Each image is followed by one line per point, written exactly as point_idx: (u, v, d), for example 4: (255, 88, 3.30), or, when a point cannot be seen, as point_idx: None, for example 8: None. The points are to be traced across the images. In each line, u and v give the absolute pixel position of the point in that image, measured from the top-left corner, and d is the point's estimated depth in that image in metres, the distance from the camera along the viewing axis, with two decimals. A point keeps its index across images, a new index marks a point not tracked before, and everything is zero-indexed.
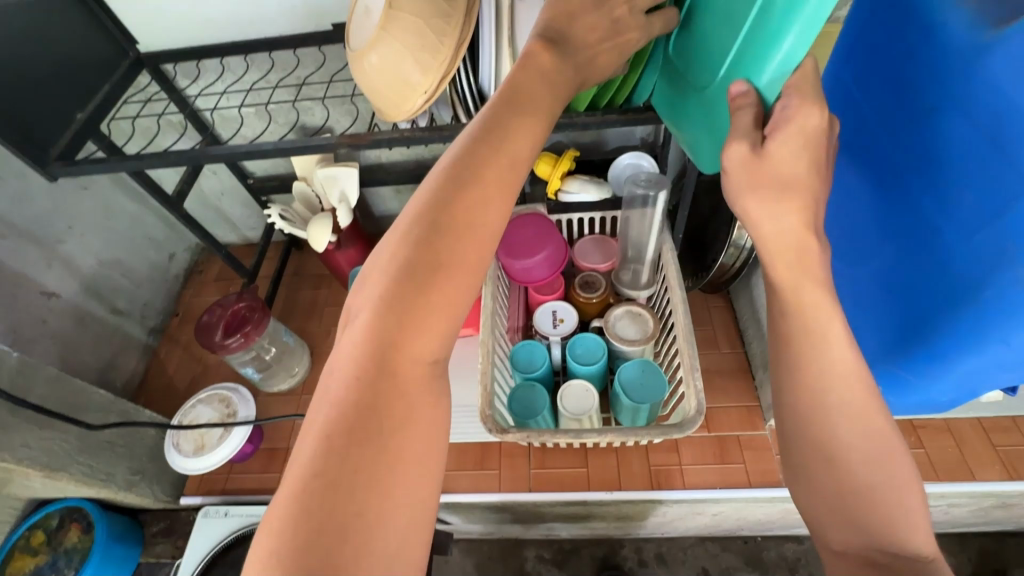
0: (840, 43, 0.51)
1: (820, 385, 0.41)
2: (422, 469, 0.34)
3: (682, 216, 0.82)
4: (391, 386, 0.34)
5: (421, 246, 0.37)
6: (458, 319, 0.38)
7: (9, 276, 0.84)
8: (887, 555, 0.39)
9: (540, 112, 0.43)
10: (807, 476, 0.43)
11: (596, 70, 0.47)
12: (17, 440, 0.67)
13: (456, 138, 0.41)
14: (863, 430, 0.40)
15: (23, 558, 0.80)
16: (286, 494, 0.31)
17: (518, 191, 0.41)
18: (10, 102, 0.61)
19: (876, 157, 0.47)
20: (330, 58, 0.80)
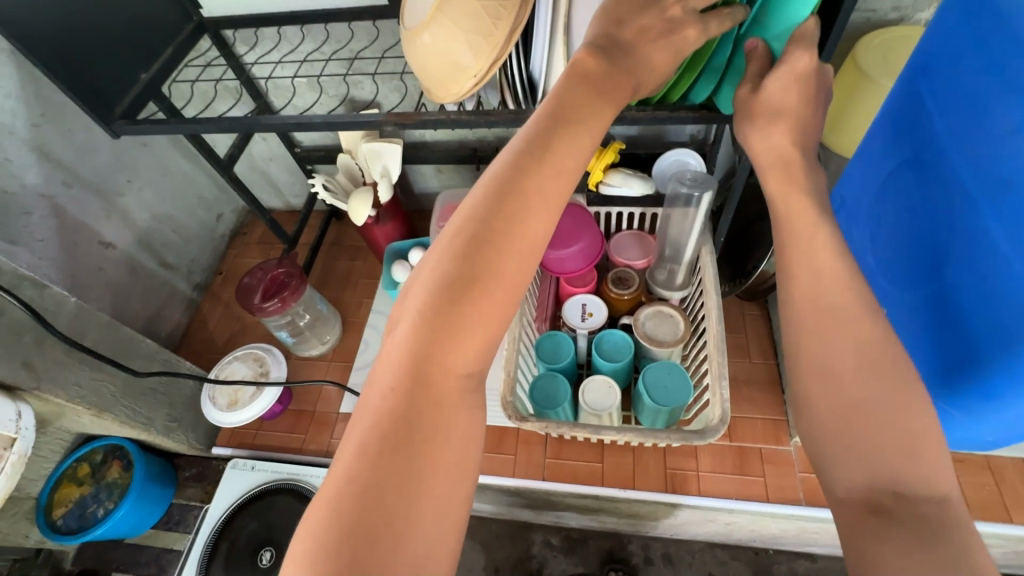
0: (918, 56, 0.47)
1: (818, 295, 0.41)
2: (450, 483, 0.34)
3: (726, 220, 0.79)
4: (427, 397, 0.35)
5: (462, 260, 0.37)
6: (499, 333, 0.38)
7: (72, 224, 0.89)
8: (890, 498, 0.35)
9: (590, 121, 0.42)
10: (806, 400, 0.41)
11: (650, 67, 0.45)
12: (70, 379, 0.72)
13: (503, 148, 0.41)
14: (852, 337, 0.39)
15: (70, 487, 0.87)
16: (324, 497, 0.32)
17: (563, 204, 0.40)
18: (79, 59, 0.64)
19: (941, 187, 0.45)
20: (384, 33, 0.80)
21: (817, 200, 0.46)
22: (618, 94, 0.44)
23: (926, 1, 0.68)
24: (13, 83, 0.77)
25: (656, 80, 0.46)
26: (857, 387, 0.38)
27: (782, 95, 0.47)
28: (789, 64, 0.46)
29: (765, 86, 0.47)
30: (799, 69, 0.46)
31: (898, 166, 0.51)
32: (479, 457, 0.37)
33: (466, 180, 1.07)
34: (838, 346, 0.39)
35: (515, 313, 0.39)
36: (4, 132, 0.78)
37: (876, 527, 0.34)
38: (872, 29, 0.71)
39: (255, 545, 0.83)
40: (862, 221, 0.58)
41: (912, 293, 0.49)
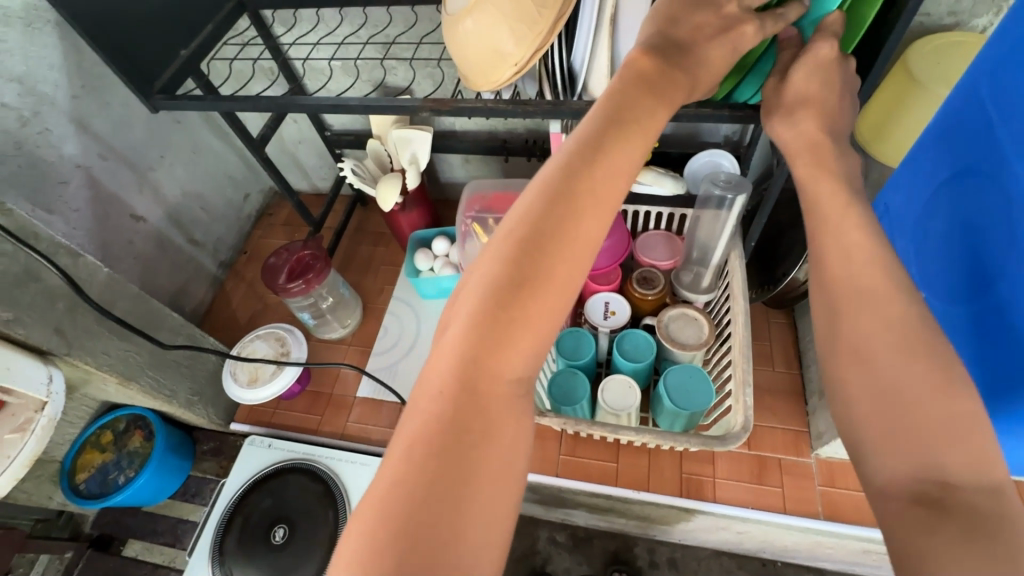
0: (983, 55, 0.45)
1: (853, 298, 0.40)
2: (497, 487, 0.34)
3: (759, 225, 0.77)
4: (476, 400, 0.35)
5: (514, 263, 0.36)
6: (549, 337, 0.38)
7: (106, 196, 0.91)
8: (938, 488, 0.33)
9: (645, 125, 0.41)
10: (842, 387, 0.39)
11: (707, 63, 0.44)
12: (99, 347, 0.73)
13: (555, 153, 0.40)
14: (886, 321, 0.38)
15: (93, 453, 0.89)
16: (375, 498, 0.32)
17: (616, 210, 0.40)
18: (123, 32, 0.65)
19: (995, 201, 0.43)
20: (421, 18, 0.79)
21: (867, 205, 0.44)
22: (674, 94, 0.43)
23: (984, 6, 0.65)
24: (58, 55, 0.79)
25: (711, 77, 0.45)
26: (898, 373, 0.37)
27: (808, 86, 0.46)
28: (814, 54, 0.46)
29: (790, 78, 0.47)
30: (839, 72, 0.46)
31: (952, 176, 0.49)
32: (527, 462, 0.36)
33: (493, 172, 1.07)
34: (872, 329, 0.38)
35: (566, 317, 0.38)
36: (46, 102, 0.79)
37: (923, 518, 0.33)
38: (925, 33, 0.69)
39: (268, 521, 0.84)
40: (907, 232, 0.56)
41: (960, 307, 0.47)
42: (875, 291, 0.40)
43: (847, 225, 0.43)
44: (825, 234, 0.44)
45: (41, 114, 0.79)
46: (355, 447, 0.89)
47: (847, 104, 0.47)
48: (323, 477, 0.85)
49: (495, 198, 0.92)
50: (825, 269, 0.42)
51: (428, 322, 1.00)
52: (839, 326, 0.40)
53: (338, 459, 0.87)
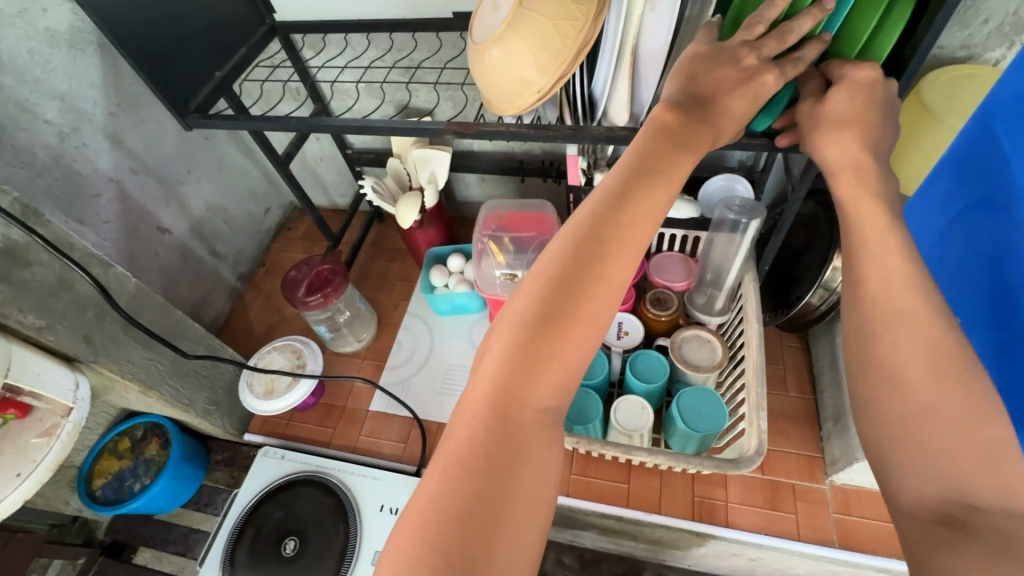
0: (998, 89, 0.46)
1: (874, 326, 0.41)
2: (528, 516, 0.35)
3: (772, 249, 0.78)
4: (508, 433, 0.36)
5: (547, 301, 0.38)
6: (577, 372, 0.39)
7: (135, 208, 0.94)
8: (965, 511, 0.34)
9: (671, 172, 0.44)
10: (873, 404, 0.39)
11: (730, 115, 0.47)
12: (123, 355, 0.75)
13: (586, 198, 0.43)
14: (920, 342, 0.38)
15: (110, 460, 0.90)
16: (414, 521, 0.33)
17: (643, 253, 0.42)
18: (163, 54, 0.68)
19: (1012, 234, 0.44)
20: (445, 45, 0.81)
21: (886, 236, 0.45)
22: (698, 145, 0.45)
23: (997, 40, 0.66)
24: (97, 74, 0.83)
25: (735, 126, 0.47)
26: (929, 394, 0.37)
27: (834, 125, 0.47)
28: (842, 95, 0.46)
29: (832, 97, 0.47)
30: (852, 103, 0.46)
31: (968, 207, 0.50)
32: (556, 491, 0.37)
33: (509, 192, 1.09)
34: (904, 347, 0.39)
35: (593, 354, 0.40)
36: (85, 119, 0.83)
37: (951, 538, 0.33)
38: (939, 66, 0.70)
39: (279, 534, 0.84)
40: (925, 258, 0.57)
41: (977, 336, 0.48)
42: (899, 324, 0.40)
43: (861, 254, 0.44)
44: (844, 259, 0.45)
45: (79, 130, 0.82)
46: (367, 461, 0.90)
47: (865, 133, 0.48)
48: (335, 490, 0.86)
49: (512, 218, 0.94)
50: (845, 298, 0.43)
51: (442, 339, 1.01)
52: (866, 348, 0.41)
53: (351, 473, 0.87)
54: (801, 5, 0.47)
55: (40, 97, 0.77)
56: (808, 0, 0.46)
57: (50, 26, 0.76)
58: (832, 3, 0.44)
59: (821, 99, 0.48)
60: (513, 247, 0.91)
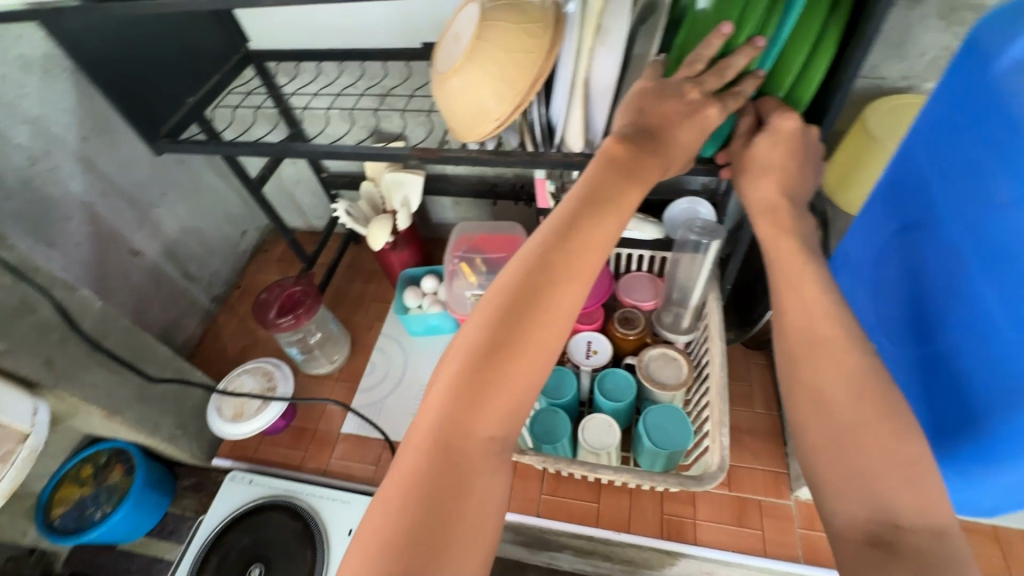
0: (919, 121, 0.49)
1: (807, 348, 0.42)
2: (475, 543, 0.35)
3: (733, 268, 0.81)
4: (457, 458, 0.37)
5: (496, 328, 0.40)
6: (527, 398, 0.40)
7: (106, 231, 0.94)
8: (890, 531, 0.36)
9: (620, 202, 0.46)
10: (800, 428, 0.42)
11: (677, 146, 0.49)
12: (87, 379, 0.74)
13: (537, 229, 0.45)
14: (841, 367, 0.41)
15: (70, 487, 0.88)
16: (365, 548, 0.34)
17: (594, 281, 0.43)
18: (134, 81, 0.69)
19: (934, 257, 0.47)
20: (415, 73, 0.84)
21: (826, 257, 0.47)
22: (647, 175, 0.48)
23: (934, 72, 0.71)
24: (71, 99, 0.84)
25: (683, 155, 0.50)
26: (850, 417, 0.39)
27: (771, 152, 0.50)
28: (778, 123, 0.49)
29: (771, 128, 0.50)
30: (787, 131, 0.49)
31: (899, 230, 0.52)
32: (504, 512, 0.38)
33: (482, 214, 1.11)
34: (827, 372, 0.41)
35: (543, 380, 0.41)
36: (57, 143, 0.83)
37: (880, 560, 0.35)
38: (881, 95, 0.74)
39: (244, 561, 0.82)
40: (863, 279, 0.59)
41: (908, 351, 0.50)
42: (833, 342, 0.41)
43: (798, 273, 0.46)
44: (784, 279, 0.47)
45: (50, 153, 0.83)
46: (337, 484, 0.89)
47: (801, 158, 0.50)
48: (303, 515, 0.85)
49: (483, 239, 0.97)
50: (789, 317, 0.44)
51: (415, 359, 1.02)
52: (803, 370, 0.42)
53: (319, 497, 0.86)
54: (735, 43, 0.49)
55: (11, 121, 0.77)
56: (743, 37, 0.48)
57: (23, 53, 0.77)
58: (763, 42, 0.47)
59: (763, 130, 0.51)
60: (485, 268, 0.93)
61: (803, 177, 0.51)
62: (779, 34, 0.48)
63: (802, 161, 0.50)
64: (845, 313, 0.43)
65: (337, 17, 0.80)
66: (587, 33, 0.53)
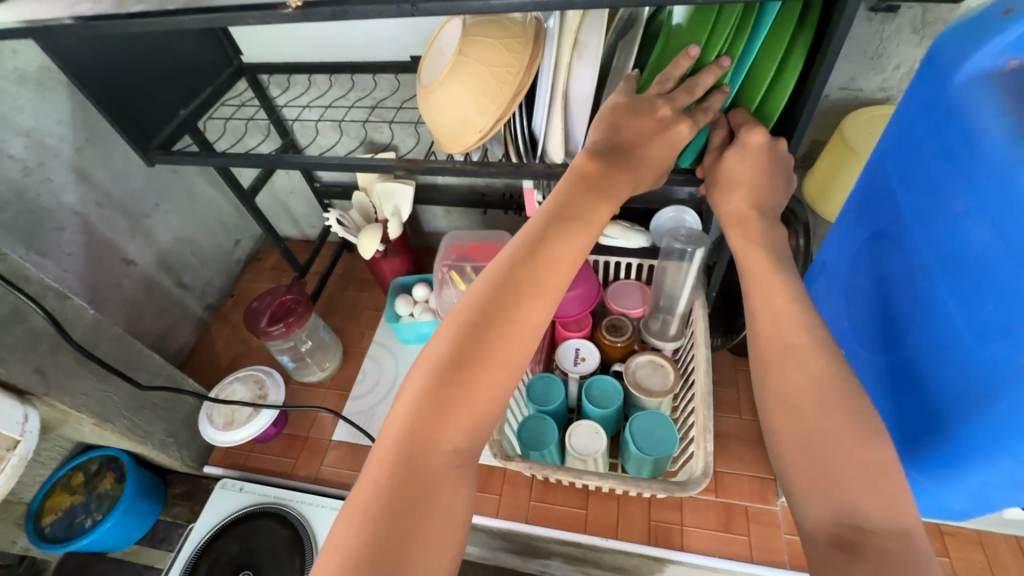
0: (885, 134, 0.51)
1: (779, 357, 0.43)
2: (441, 553, 0.36)
3: (718, 276, 0.82)
4: (423, 469, 0.38)
5: (463, 343, 0.41)
6: (494, 409, 0.41)
7: (100, 241, 0.95)
8: (854, 532, 0.37)
9: (588, 218, 0.47)
10: (771, 431, 0.43)
11: (648, 161, 0.50)
12: (77, 388, 0.75)
13: (507, 245, 0.46)
14: (807, 374, 0.42)
15: (62, 495, 0.88)
16: (332, 558, 0.35)
17: (561, 296, 0.45)
18: (126, 96, 0.70)
19: (898, 267, 0.48)
20: (404, 85, 0.86)
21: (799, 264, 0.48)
22: (616, 191, 0.49)
23: (908, 83, 0.72)
24: (65, 112, 0.85)
25: (654, 171, 0.51)
26: (818, 423, 0.40)
27: (742, 163, 0.51)
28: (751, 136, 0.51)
29: (745, 139, 0.51)
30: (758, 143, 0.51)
31: (868, 239, 0.54)
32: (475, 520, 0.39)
33: (473, 223, 1.13)
34: (796, 379, 0.42)
35: (510, 392, 0.42)
36: (51, 154, 0.85)
37: (841, 561, 0.36)
38: (858, 106, 0.76)
39: (233, 569, 0.83)
40: (836, 286, 0.60)
41: (876, 357, 0.52)
42: (802, 349, 0.42)
43: (770, 282, 0.47)
44: (756, 286, 0.48)
45: (44, 165, 0.84)
46: (328, 491, 0.90)
47: (774, 168, 0.52)
48: (293, 522, 0.85)
49: (473, 248, 0.98)
50: (760, 326, 0.45)
51: (406, 367, 1.03)
52: (779, 380, 0.42)
53: (309, 504, 0.87)
54: (707, 59, 0.51)
55: (6, 134, 0.79)
56: (712, 55, 0.50)
57: (19, 67, 0.79)
58: (728, 62, 0.49)
59: (736, 142, 0.52)
60: (474, 276, 0.94)
61: (776, 187, 0.52)
62: (750, 47, 0.50)
63: (775, 172, 0.52)
64: (816, 321, 0.44)
65: (327, 31, 0.82)
66: (565, 48, 0.54)
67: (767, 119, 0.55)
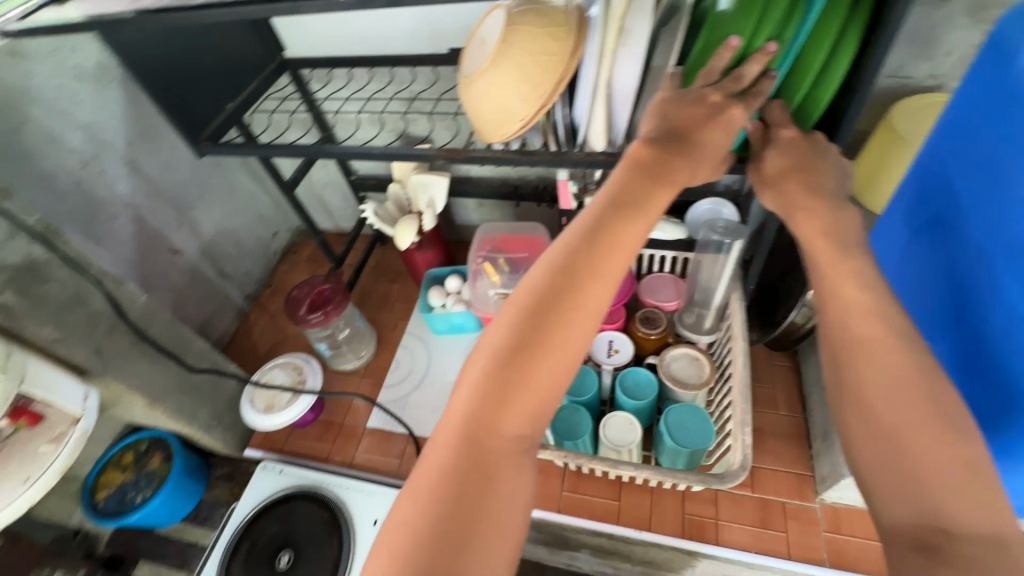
0: (944, 118, 0.49)
1: (851, 354, 0.43)
2: (504, 533, 0.37)
3: (756, 269, 0.81)
4: (486, 451, 0.39)
5: (523, 329, 0.41)
6: (551, 395, 0.42)
7: (149, 231, 0.99)
8: (938, 535, 0.36)
9: (646, 207, 0.47)
10: (848, 433, 0.42)
11: (706, 148, 0.50)
12: (131, 369, 0.78)
13: (563, 232, 0.46)
14: (882, 372, 0.41)
15: (114, 472, 0.93)
16: (403, 533, 0.36)
17: (619, 284, 0.45)
18: (178, 90, 0.73)
19: (965, 247, 0.47)
20: (442, 78, 0.87)
21: (855, 246, 0.47)
22: (674, 178, 0.48)
23: (961, 70, 0.70)
24: (119, 107, 0.89)
25: (712, 158, 0.51)
26: (895, 421, 0.39)
27: None
28: None
29: None
30: None
31: (926, 225, 0.53)
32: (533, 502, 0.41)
33: (504, 216, 1.13)
34: (870, 378, 0.41)
35: (568, 379, 0.42)
36: (106, 147, 0.89)
37: (921, 563, 0.35)
38: (907, 94, 0.74)
39: (274, 547, 0.86)
40: (891, 274, 0.59)
41: (945, 343, 0.50)
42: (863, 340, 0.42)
43: (832, 273, 0.46)
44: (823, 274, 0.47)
45: (100, 157, 0.88)
46: (364, 476, 0.92)
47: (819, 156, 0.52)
48: (331, 505, 0.87)
49: (506, 240, 0.99)
50: (829, 320, 0.45)
51: (439, 357, 1.04)
52: (854, 380, 0.42)
53: (346, 488, 0.89)
54: (755, 45, 0.50)
55: (67, 127, 0.83)
56: (761, 39, 0.49)
57: (79, 64, 0.83)
58: (775, 47, 0.48)
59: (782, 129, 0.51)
60: (507, 267, 0.95)
61: (828, 173, 0.51)
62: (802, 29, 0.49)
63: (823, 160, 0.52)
64: (888, 309, 0.43)
65: (368, 25, 0.83)
66: (609, 35, 0.54)
67: (817, 104, 0.54)
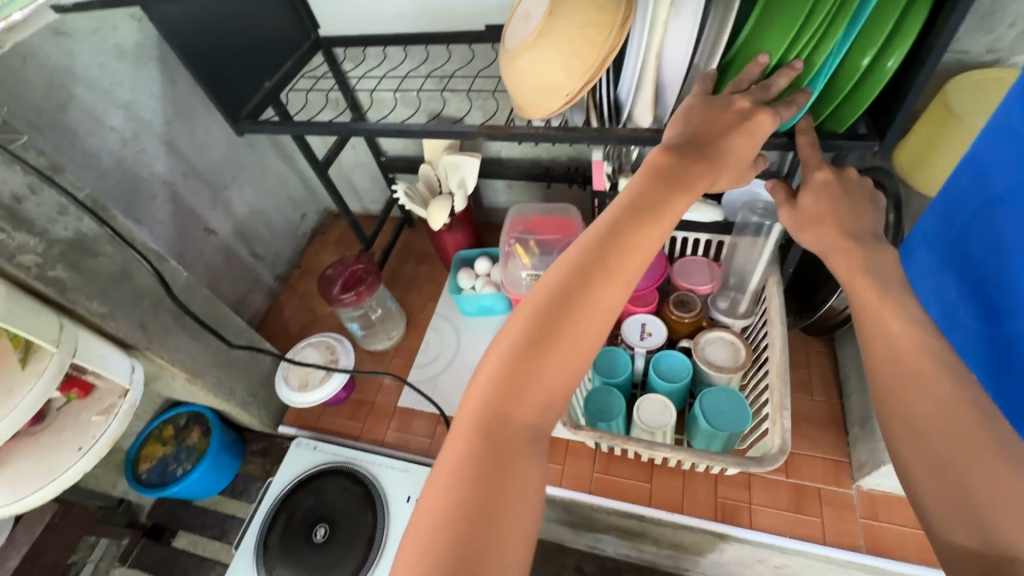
0: (1012, 89, 0.47)
1: (898, 371, 0.42)
2: (520, 525, 0.37)
3: (796, 251, 0.79)
4: (502, 444, 0.39)
5: (540, 324, 0.41)
6: (568, 390, 0.42)
7: (185, 210, 1.00)
8: (1001, 562, 0.35)
9: (665, 210, 0.47)
10: (897, 454, 0.42)
11: (730, 155, 0.50)
12: (173, 343, 0.80)
13: (580, 233, 0.46)
14: (930, 396, 0.40)
15: (155, 446, 0.96)
16: (421, 524, 0.36)
17: (633, 286, 0.45)
18: (218, 67, 0.73)
19: (1011, 245, 0.47)
20: (478, 56, 0.86)
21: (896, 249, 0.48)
22: (693, 182, 0.48)
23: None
24: (157, 86, 0.90)
25: (737, 165, 0.51)
26: (946, 448, 0.39)
27: None
28: None
29: None
30: None
31: (984, 205, 0.51)
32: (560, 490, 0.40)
33: (534, 198, 1.13)
34: (919, 399, 0.41)
35: (581, 375, 0.42)
36: (145, 126, 0.90)
37: None
38: (964, 70, 0.71)
39: (310, 521, 0.87)
40: (941, 257, 0.57)
41: (1005, 325, 0.48)
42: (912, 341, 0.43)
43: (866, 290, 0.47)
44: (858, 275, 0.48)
45: (139, 136, 0.89)
46: (395, 454, 0.93)
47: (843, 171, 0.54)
48: (363, 480, 0.89)
49: (537, 222, 0.98)
50: (874, 349, 0.45)
51: (468, 339, 1.04)
52: (905, 391, 0.42)
53: (378, 464, 0.91)
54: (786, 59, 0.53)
55: (108, 106, 0.84)
56: (791, 56, 0.52)
57: (119, 42, 0.83)
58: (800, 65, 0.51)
59: None
60: (539, 249, 0.94)
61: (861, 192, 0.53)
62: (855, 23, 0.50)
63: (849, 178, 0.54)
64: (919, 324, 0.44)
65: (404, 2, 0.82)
66: (661, 7, 0.53)
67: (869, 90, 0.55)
